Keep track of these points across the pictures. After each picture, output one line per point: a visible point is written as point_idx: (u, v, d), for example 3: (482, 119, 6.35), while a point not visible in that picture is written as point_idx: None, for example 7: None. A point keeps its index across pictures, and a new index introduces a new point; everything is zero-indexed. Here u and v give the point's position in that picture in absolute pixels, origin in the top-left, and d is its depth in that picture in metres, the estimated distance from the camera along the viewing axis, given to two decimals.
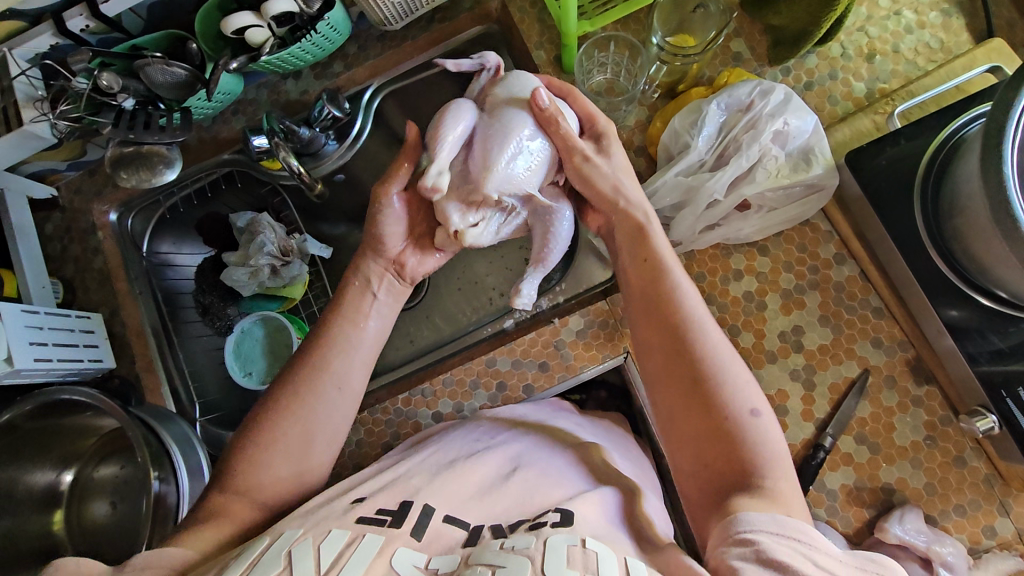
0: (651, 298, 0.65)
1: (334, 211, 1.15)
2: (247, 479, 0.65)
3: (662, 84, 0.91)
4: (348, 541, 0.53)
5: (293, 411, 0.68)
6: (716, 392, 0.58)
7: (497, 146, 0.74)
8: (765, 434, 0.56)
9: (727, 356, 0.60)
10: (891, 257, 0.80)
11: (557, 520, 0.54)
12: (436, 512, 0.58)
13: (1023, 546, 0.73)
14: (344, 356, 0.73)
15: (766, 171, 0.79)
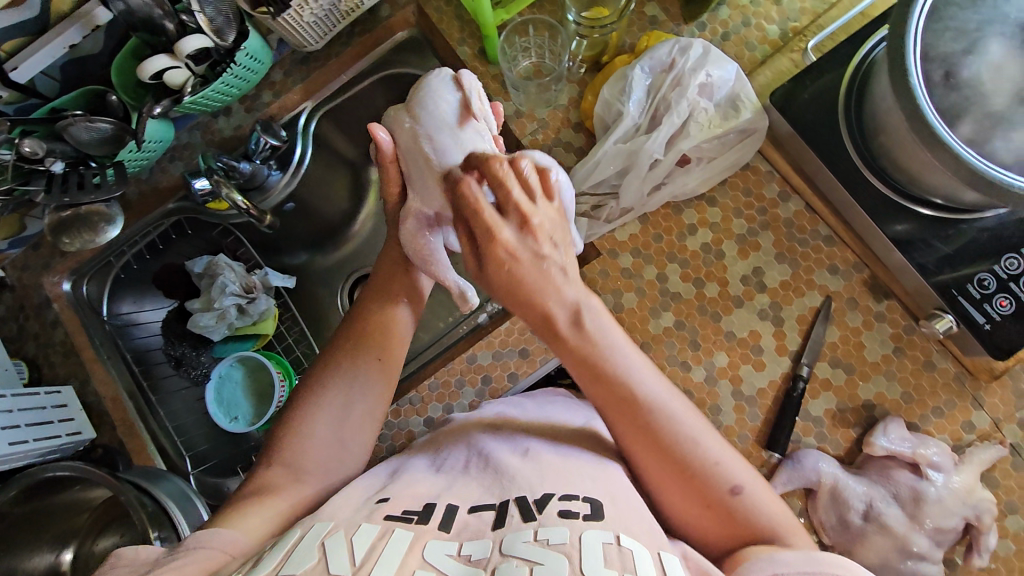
0: (609, 408, 0.62)
1: (291, 242, 1.17)
2: (291, 455, 0.69)
3: (587, 60, 0.93)
4: (378, 535, 0.55)
5: (334, 384, 0.72)
6: (701, 487, 0.60)
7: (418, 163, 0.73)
8: (756, 503, 0.59)
9: (700, 441, 0.61)
10: (830, 186, 0.82)
11: (588, 512, 0.56)
12: (459, 509, 0.60)
13: (1001, 434, 0.77)
14: (375, 330, 0.75)
15: (698, 124, 0.82)
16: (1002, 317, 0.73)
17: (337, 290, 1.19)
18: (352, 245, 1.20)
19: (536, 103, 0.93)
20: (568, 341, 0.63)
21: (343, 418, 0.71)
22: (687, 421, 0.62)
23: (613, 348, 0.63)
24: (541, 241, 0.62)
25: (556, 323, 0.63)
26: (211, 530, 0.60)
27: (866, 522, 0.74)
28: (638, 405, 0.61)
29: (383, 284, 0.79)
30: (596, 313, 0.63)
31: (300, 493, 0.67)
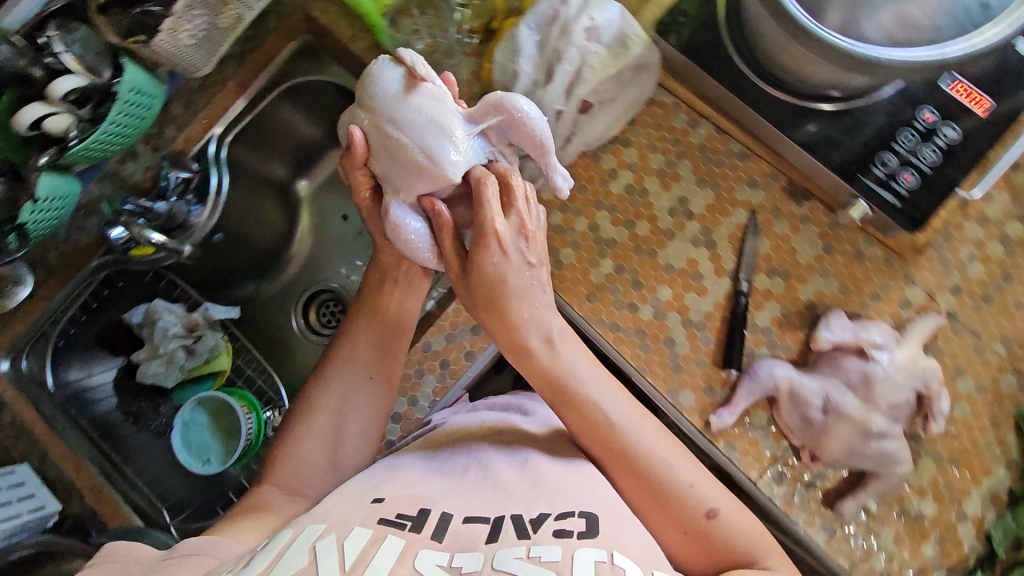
0: (584, 430, 0.67)
1: (236, 274, 1.17)
2: (287, 472, 0.75)
3: (479, 29, 0.93)
4: (371, 539, 0.57)
5: (326, 404, 0.78)
6: (678, 512, 0.64)
7: (394, 149, 0.71)
8: (732, 526, 0.63)
9: (676, 467, 0.65)
10: (734, 105, 0.83)
11: (582, 530, 0.57)
12: (455, 518, 0.61)
13: (936, 304, 0.79)
14: (370, 347, 0.80)
15: (592, 68, 0.82)
16: (909, 194, 0.75)
17: (289, 315, 1.19)
18: (297, 265, 1.21)
19: None
20: (541, 364, 0.68)
21: (341, 434, 0.77)
22: (661, 450, 0.66)
23: (585, 375, 0.68)
24: (524, 252, 0.69)
25: (526, 341, 0.69)
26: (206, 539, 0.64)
27: (827, 415, 0.75)
28: (610, 428, 0.66)
29: (373, 295, 0.83)
30: (564, 339, 0.70)
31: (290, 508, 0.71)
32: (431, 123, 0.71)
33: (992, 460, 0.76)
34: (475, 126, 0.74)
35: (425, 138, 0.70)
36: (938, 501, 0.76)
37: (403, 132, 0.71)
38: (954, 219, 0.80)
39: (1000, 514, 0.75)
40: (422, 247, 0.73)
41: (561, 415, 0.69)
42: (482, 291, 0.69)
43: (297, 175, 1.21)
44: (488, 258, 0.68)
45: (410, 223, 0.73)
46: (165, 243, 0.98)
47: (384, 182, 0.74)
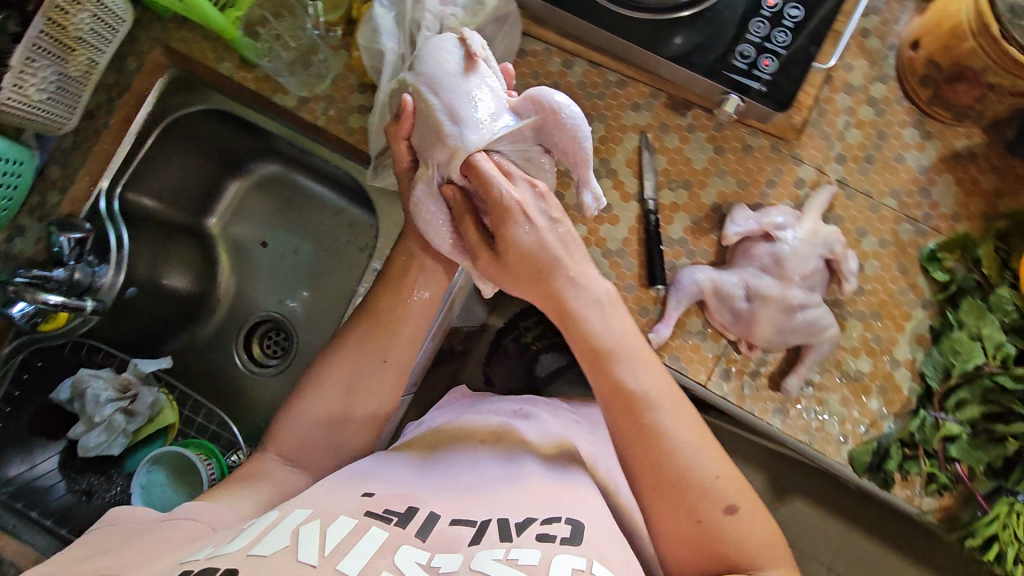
0: (616, 408, 0.65)
1: (166, 326, 1.11)
2: (286, 440, 0.75)
3: (338, 21, 0.89)
4: (354, 528, 0.58)
5: (333, 378, 0.76)
6: (693, 504, 0.61)
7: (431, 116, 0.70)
8: (747, 527, 0.61)
9: (701, 461, 0.63)
10: (602, 38, 0.83)
11: (566, 536, 0.58)
12: (440, 520, 0.62)
13: (826, 176, 0.83)
14: (384, 333, 0.77)
15: (452, 30, 0.78)
16: (771, 76, 0.78)
17: (231, 352, 1.17)
18: (225, 304, 1.18)
19: (313, 82, 0.90)
20: (585, 327, 0.67)
21: (347, 414, 0.77)
22: (691, 444, 0.63)
23: (629, 350, 0.66)
24: (552, 219, 0.67)
25: (567, 300, 0.67)
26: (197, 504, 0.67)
27: (752, 302, 0.78)
28: (646, 405, 0.64)
29: (397, 278, 0.78)
30: (611, 302, 0.68)
31: (287, 482, 0.73)
32: (470, 98, 0.69)
33: (910, 306, 0.81)
34: (512, 116, 0.70)
35: (459, 112, 0.68)
36: (872, 357, 0.80)
37: (439, 97, 0.69)
38: (823, 94, 0.84)
39: (928, 353, 0.79)
40: (441, 222, 0.71)
41: (598, 387, 0.66)
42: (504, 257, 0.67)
43: (206, 214, 1.16)
44: (515, 229, 0.66)
45: (427, 198, 0.71)
46: (98, 305, 0.94)
47: (420, 155, 0.72)
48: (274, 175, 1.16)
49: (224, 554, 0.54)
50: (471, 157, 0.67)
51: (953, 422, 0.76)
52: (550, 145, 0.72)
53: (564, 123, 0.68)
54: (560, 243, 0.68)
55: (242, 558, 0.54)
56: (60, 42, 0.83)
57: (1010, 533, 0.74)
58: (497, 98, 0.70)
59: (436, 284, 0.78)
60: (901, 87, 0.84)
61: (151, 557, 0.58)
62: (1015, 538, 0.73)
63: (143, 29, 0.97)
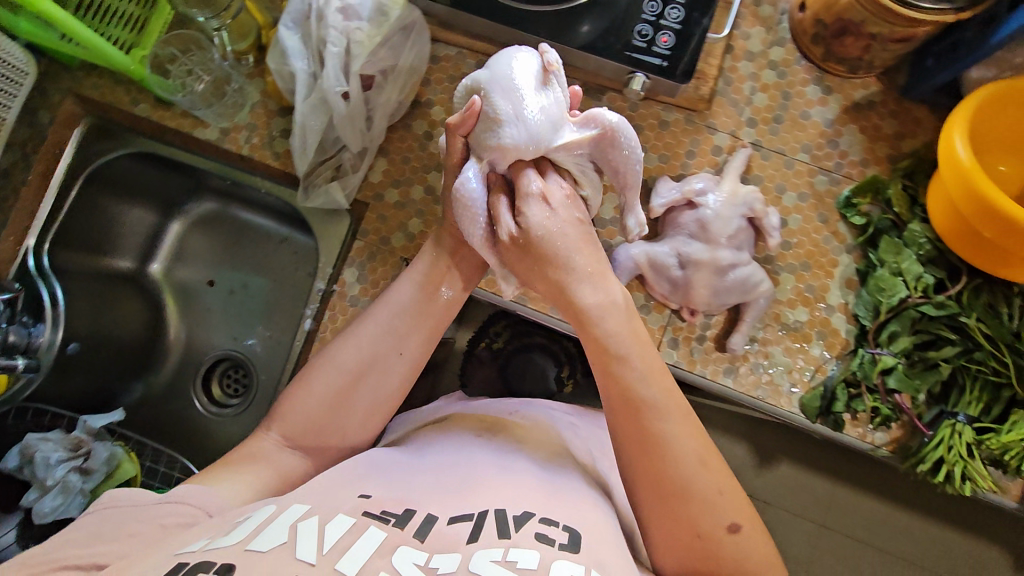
0: (623, 411, 0.64)
1: (122, 376, 1.07)
2: (288, 419, 0.70)
3: (248, 49, 0.88)
4: (352, 527, 0.55)
5: (345, 357, 0.72)
6: (693, 518, 0.60)
7: (493, 120, 0.68)
8: (745, 547, 0.60)
9: (701, 480, 0.61)
10: (510, 35, 0.85)
11: (564, 542, 0.56)
12: (438, 520, 0.58)
13: (740, 140, 0.87)
14: (406, 325, 0.74)
15: (359, 44, 0.78)
16: (670, 51, 0.80)
17: (190, 398, 1.13)
18: (177, 350, 1.13)
19: (231, 110, 0.89)
20: (596, 326, 0.67)
21: (349, 398, 0.72)
22: (700, 460, 0.61)
23: (638, 354, 0.65)
24: (572, 211, 0.71)
25: (575, 297, 0.68)
26: (195, 486, 0.63)
27: (686, 270, 0.79)
28: (648, 409, 0.63)
29: (428, 270, 0.77)
30: (607, 307, 0.68)
31: (286, 463, 0.69)
32: (535, 105, 0.68)
33: (835, 252, 0.84)
34: (572, 129, 0.70)
35: (524, 117, 0.67)
36: (808, 306, 0.83)
37: (507, 105, 0.67)
38: (727, 63, 0.88)
39: (858, 294, 0.82)
40: (480, 221, 0.70)
41: (603, 386, 0.66)
42: (522, 243, 0.70)
43: (147, 260, 1.11)
44: (531, 210, 0.69)
45: (472, 186, 0.69)
46: (28, 363, 0.93)
47: (476, 147, 0.71)
48: (213, 213, 1.14)
49: (222, 546, 0.51)
50: (517, 163, 0.71)
51: (888, 355, 0.78)
52: (604, 165, 0.73)
53: (619, 142, 0.70)
54: (579, 232, 0.70)
55: (240, 553, 0.51)
56: None
57: (956, 454, 0.74)
58: (562, 109, 0.70)
59: (462, 283, 0.77)
60: (797, 48, 0.88)
61: (141, 553, 0.54)
62: (961, 458, 0.74)
63: (52, 80, 0.98)
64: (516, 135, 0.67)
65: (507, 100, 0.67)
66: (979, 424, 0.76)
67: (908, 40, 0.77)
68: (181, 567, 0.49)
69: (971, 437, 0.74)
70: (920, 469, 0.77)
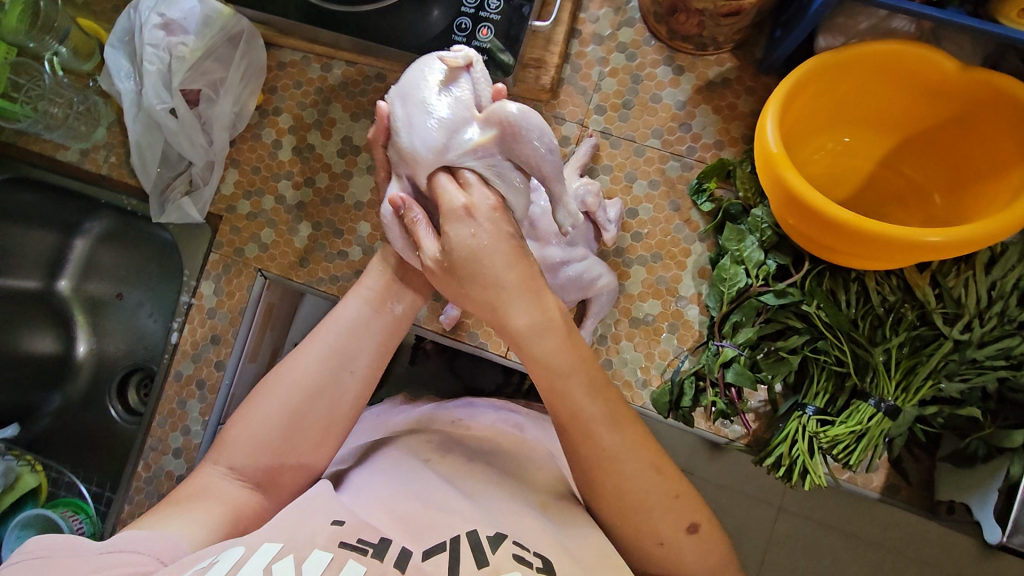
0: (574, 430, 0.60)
1: (33, 389, 1.12)
2: (237, 448, 0.62)
3: (96, 69, 0.89)
4: (330, 564, 0.48)
5: (289, 377, 0.64)
6: (653, 525, 0.59)
7: (396, 130, 0.64)
8: (703, 549, 0.60)
9: (654, 490, 0.59)
10: (341, 38, 0.83)
11: (541, 564, 0.52)
12: (415, 554, 0.52)
13: (588, 130, 0.84)
14: (353, 341, 0.67)
15: (179, 59, 0.78)
16: (490, 44, 0.76)
17: (105, 405, 1.15)
18: (89, 361, 1.17)
19: (83, 133, 0.90)
20: (533, 351, 0.60)
21: (300, 419, 0.63)
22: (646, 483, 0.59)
23: (585, 373, 0.60)
24: (499, 226, 0.60)
25: (510, 321, 0.60)
26: (138, 532, 0.54)
27: None
28: (580, 426, 0.59)
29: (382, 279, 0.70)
30: (540, 329, 0.60)
31: (239, 496, 0.60)
32: (428, 108, 0.61)
33: (687, 241, 0.81)
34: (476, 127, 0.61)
35: (417, 129, 0.61)
36: (660, 299, 0.81)
37: (404, 117, 0.62)
38: (573, 49, 0.85)
39: (710, 284, 0.79)
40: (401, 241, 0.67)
41: (553, 412, 0.61)
42: (448, 265, 0.61)
43: (54, 278, 1.15)
44: (457, 230, 0.59)
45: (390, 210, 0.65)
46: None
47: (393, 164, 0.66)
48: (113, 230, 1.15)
49: None
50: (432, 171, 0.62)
51: (731, 347, 0.75)
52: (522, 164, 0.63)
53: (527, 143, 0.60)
54: (506, 249, 0.60)
55: None
56: None
57: (797, 450, 0.71)
58: (460, 101, 0.62)
59: (411, 295, 0.71)
60: (647, 27, 0.83)
61: None
62: (801, 454, 0.71)
63: None
64: (410, 145, 0.62)
65: (404, 108, 0.62)
66: (823, 416, 0.72)
67: (737, 14, 0.72)
68: None
69: (812, 429, 0.71)
70: (764, 463, 0.74)
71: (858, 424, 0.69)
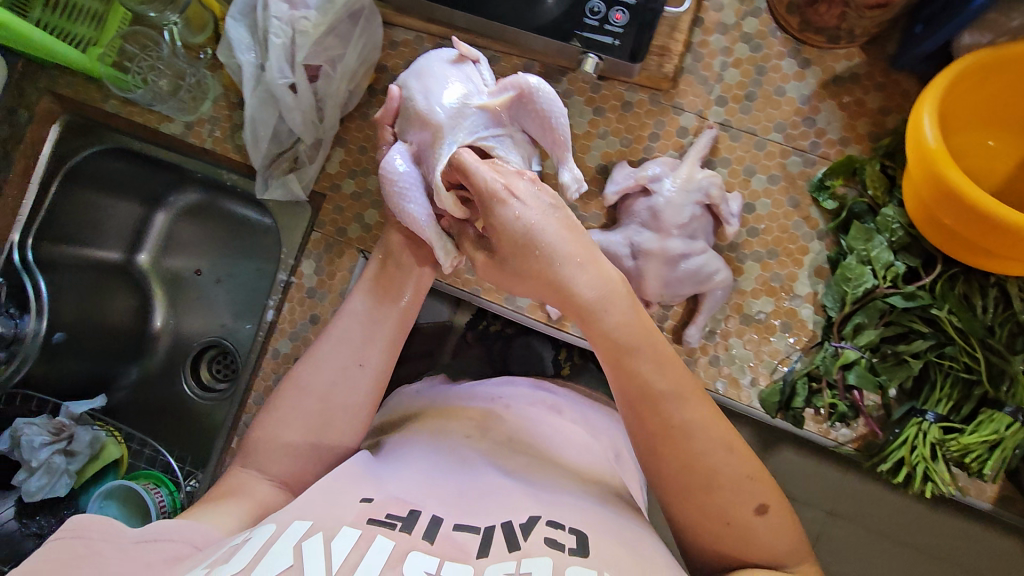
0: (641, 407, 0.59)
1: (113, 359, 1.08)
2: (264, 452, 0.66)
3: (206, 41, 0.89)
4: (358, 541, 0.50)
5: (300, 376, 0.69)
6: (722, 505, 0.56)
7: (409, 102, 0.72)
8: (776, 530, 0.57)
9: (722, 462, 0.57)
10: (461, 19, 0.83)
11: (573, 546, 0.51)
12: (444, 522, 0.54)
13: (706, 121, 0.83)
14: (367, 336, 0.72)
15: (303, 35, 0.77)
16: (623, 29, 0.75)
17: (180, 381, 1.13)
18: (167, 336, 1.13)
19: (192, 105, 0.90)
20: (601, 322, 0.60)
21: (321, 409, 0.68)
22: (712, 455, 0.57)
23: (650, 347, 0.60)
24: (543, 198, 0.63)
25: (574, 296, 0.61)
26: (181, 522, 0.56)
27: (636, 259, 0.76)
28: (658, 403, 0.58)
29: (388, 278, 0.76)
30: (611, 297, 0.60)
31: (269, 493, 0.64)
32: (447, 80, 0.72)
33: (805, 239, 0.80)
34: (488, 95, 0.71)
35: (434, 95, 0.70)
36: (773, 296, 0.80)
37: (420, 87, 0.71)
38: (695, 38, 0.84)
39: (827, 284, 0.78)
40: (412, 201, 0.69)
41: (623, 390, 0.61)
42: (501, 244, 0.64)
43: (134, 250, 1.11)
44: (504, 209, 0.61)
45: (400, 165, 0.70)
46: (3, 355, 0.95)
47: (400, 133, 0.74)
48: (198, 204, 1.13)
49: None
50: (459, 157, 0.63)
51: (852, 349, 0.74)
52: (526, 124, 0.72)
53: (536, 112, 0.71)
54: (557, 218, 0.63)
55: None
56: None
57: (918, 456, 0.70)
58: (472, 80, 0.72)
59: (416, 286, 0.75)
60: (773, 17, 0.82)
61: None
62: (923, 460, 0.70)
63: (29, 80, 0.97)
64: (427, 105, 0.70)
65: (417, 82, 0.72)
66: (947, 423, 0.71)
67: (884, 6, 0.72)
68: None
69: (935, 437, 0.70)
70: (881, 469, 0.73)
71: (991, 434, 0.68)
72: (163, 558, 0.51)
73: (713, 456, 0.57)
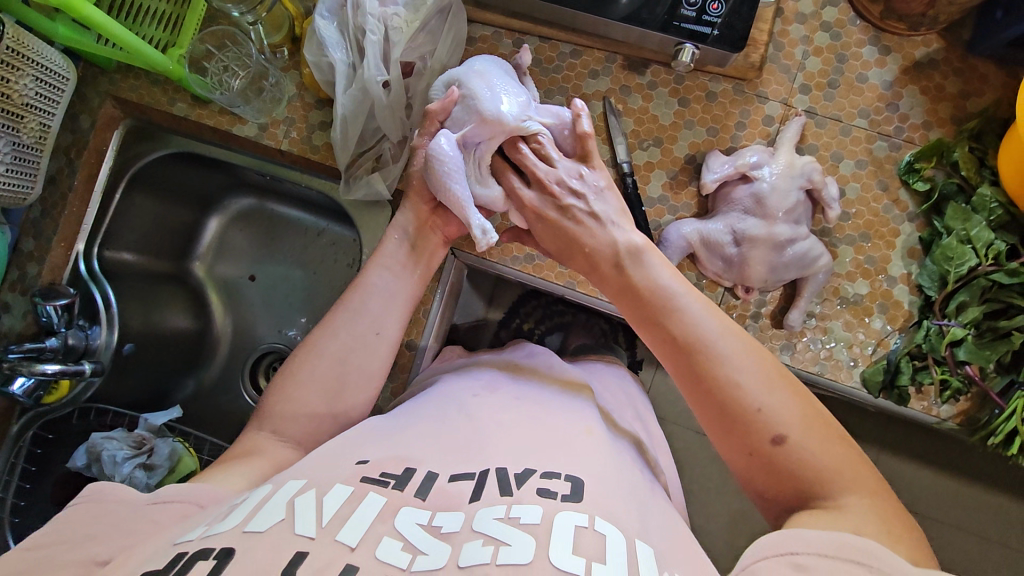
0: (665, 350, 0.61)
1: (173, 367, 1.03)
2: (279, 415, 0.64)
3: (282, 41, 0.89)
4: (349, 498, 0.48)
5: (317, 343, 0.66)
6: (743, 432, 0.55)
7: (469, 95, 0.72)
8: (806, 452, 0.53)
9: (745, 389, 0.55)
10: (549, 14, 0.82)
11: (568, 494, 0.50)
12: (441, 476, 0.52)
13: (793, 109, 0.84)
14: (385, 304, 0.69)
15: (397, 30, 0.77)
16: (720, 19, 0.76)
17: (237, 391, 1.08)
18: (225, 343, 1.09)
19: (270, 107, 0.88)
20: (624, 277, 0.66)
21: (339, 381, 0.66)
22: (739, 381, 0.56)
23: (664, 294, 0.62)
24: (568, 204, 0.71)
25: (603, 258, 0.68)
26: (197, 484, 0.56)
27: (741, 247, 0.79)
28: (688, 342, 0.59)
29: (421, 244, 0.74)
30: (644, 253, 0.66)
31: (282, 455, 0.62)
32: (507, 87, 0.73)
33: (896, 221, 0.81)
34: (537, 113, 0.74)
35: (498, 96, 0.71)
36: (868, 279, 0.81)
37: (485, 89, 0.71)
38: (777, 28, 0.84)
39: (922, 264, 0.80)
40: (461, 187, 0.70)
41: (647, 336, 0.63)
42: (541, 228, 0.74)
43: (189, 259, 1.08)
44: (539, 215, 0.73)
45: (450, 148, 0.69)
46: (94, 365, 0.89)
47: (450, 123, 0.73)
48: (249, 209, 1.09)
49: (219, 533, 0.45)
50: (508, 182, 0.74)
51: (957, 327, 0.75)
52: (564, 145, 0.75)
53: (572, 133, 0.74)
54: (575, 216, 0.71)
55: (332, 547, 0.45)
56: (8, 111, 0.77)
57: None
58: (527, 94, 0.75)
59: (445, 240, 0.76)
60: (853, 6, 0.83)
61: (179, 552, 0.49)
62: None
63: (90, 84, 0.92)
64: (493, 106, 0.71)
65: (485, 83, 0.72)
66: None
67: None
68: (178, 559, 0.43)
69: None
70: (991, 442, 0.76)
71: None
72: (170, 519, 0.51)
73: (740, 384, 0.56)
